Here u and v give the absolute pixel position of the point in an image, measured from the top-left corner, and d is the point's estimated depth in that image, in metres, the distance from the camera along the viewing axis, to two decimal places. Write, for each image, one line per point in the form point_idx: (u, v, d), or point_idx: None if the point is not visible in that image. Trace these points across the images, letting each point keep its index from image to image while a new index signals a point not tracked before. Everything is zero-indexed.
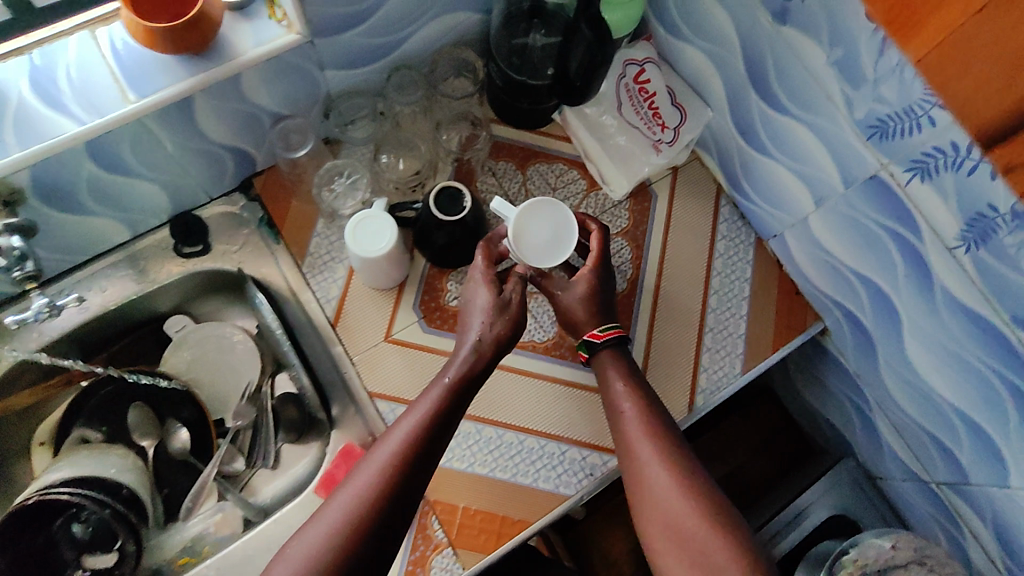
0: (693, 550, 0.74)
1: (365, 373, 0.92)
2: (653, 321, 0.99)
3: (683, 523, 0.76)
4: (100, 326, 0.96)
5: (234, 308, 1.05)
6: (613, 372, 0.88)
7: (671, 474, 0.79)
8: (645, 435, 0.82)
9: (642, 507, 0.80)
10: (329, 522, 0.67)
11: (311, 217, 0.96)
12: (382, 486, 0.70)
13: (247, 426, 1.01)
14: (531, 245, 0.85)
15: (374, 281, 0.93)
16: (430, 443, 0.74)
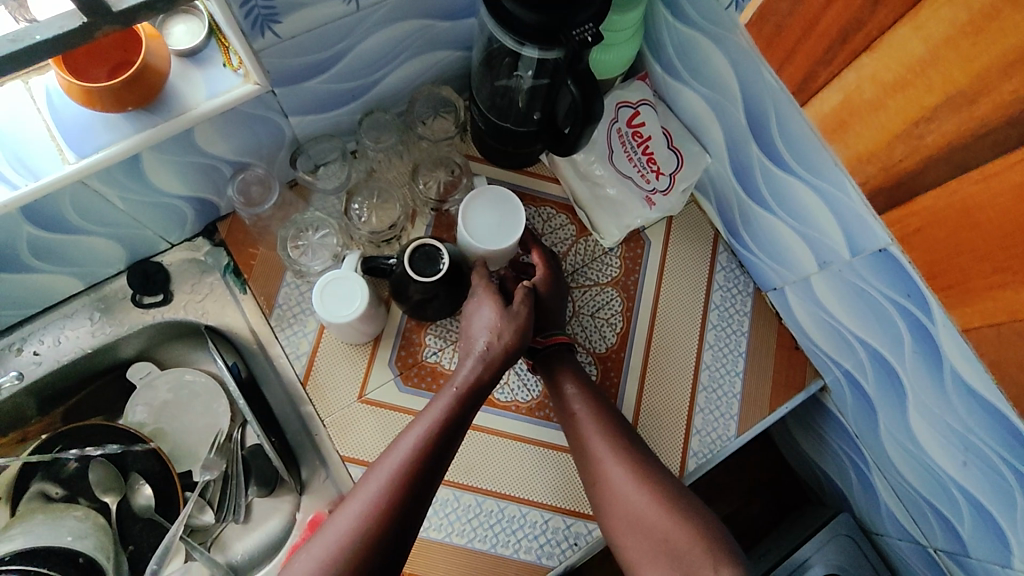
0: (661, 546, 0.73)
1: (335, 438, 0.85)
2: (644, 378, 0.92)
3: (645, 519, 0.75)
4: (57, 381, 0.90)
5: (202, 354, 0.98)
6: (564, 375, 0.85)
7: (635, 475, 0.78)
8: (599, 436, 0.81)
9: (605, 507, 0.78)
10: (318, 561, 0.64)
11: (280, 266, 0.89)
12: (375, 519, 0.65)
13: (218, 477, 0.92)
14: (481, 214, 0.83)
15: (347, 338, 0.85)
16: (425, 469, 0.69)
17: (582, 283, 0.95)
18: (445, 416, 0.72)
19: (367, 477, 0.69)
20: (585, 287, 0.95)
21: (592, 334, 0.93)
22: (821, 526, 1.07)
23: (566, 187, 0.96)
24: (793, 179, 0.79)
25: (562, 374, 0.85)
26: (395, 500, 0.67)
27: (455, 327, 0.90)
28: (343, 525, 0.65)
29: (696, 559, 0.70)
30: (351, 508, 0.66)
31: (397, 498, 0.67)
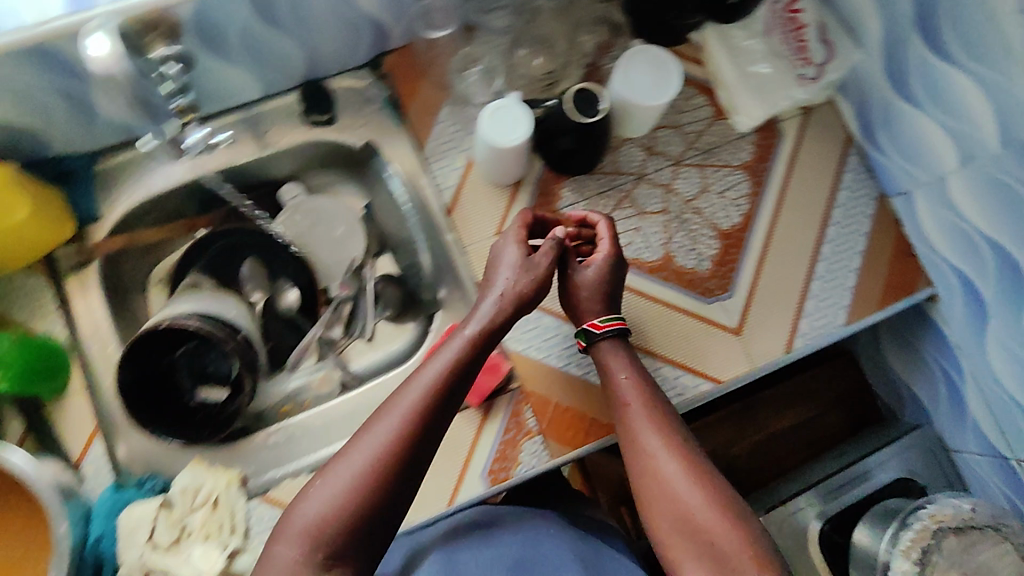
0: (706, 543, 0.70)
1: (474, 263, 0.92)
2: (762, 259, 0.95)
3: (696, 521, 0.71)
4: (218, 184, 0.96)
5: (347, 183, 1.05)
6: (615, 363, 0.83)
7: (682, 464, 0.75)
8: (648, 424, 0.78)
9: (652, 504, 0.74)
10: (340, 489, 0.64)
11: (439, 103, 0.95)
12: (406, 440, 0.66)
13: (350, 298, 1.02)
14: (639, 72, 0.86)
15: (495, 174, 0.91)
16: (449, 398, 0.70)
17: (714, 163, 0.97)
18: (461, 361, 0.72)
19: (395, 400, 0.69)
20: (716, 167, 0.97)
21: (717, 211, 0.96)
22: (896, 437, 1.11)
23: (710, 70, 0.99)
24: (951, 68, 0.82)
25: (615, 362, 0.83)
26: (422, 421, 0.68)
27: (591, 183, 0.95)
28: (373, 447, 0.66)
29: (738, 556, 0.68)
30: (384, 426, 0.67)
31: (424, 420, 0.68)
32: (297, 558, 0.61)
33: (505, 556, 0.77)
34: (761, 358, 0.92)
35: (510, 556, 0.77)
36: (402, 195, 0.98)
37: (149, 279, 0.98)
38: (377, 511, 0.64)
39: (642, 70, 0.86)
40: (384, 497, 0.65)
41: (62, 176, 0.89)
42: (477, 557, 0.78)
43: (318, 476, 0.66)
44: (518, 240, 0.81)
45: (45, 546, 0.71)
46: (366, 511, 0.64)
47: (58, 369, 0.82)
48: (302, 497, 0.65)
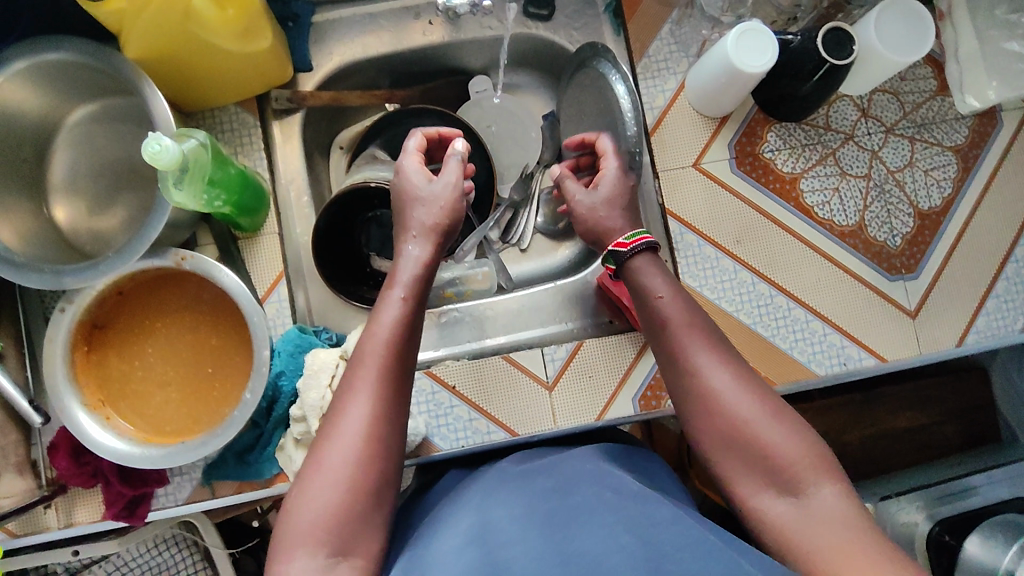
0: (760, 457, 0.59)
1: (666, 189, 0.90)
2: (953, 247, 0.92)
3: (773, 457, 0.59)
4: (422, 59, 0.95)
5: (536, 85, 1.04)
6: (653, 275, 0.70)
7: (744, 394, 0.62)
8: (696, 334, 0.65)
9: (695, 422, 0.63)
10: (335, 495, 0.56)
11: (663, 19, 0.91)
12: (379, 418, 0.59)
13: (516, 203, 1.03)
14: (893, 32, 0.82)
15: (712, 103, 0.87)
16: (403, 362, 0.63)
17: (925, 138, 0.93)
18: (403, 319, 0.65)
19: (351, 380, 0.61)
20: (927, 143, 0.93)
21: (919, 189, 0.92)
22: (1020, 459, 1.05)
23: (948, 41, 0.93)
24: None
25: (650, 271, 0.70)
26: (391, 391, 0.61)
27: (799, 133, 0.91)
28: (352, 436, 0.58)
29: (799, 465, 0.58)
30: (357, 412, 0.59)
31: (394, 385, 0.61)
32: (307, 569, 0.53)
33: (543, 496, 0.62)
34: (931, 345, 0.91)
35: (546, 500, 0.61)
36: (625, 98, 0.85)
37: (330, 143, 1.00)
38: (374, 498, 0.58)
39: (895, 27, 0.82)
40: (380, 483, 0.58)
41: (284, 19, 0.87)
42: (531, 486, 0.65)
43: (299, 484, 0.58)
44: (420, 161, 0.77)
45: (240, 369, 0.77)
46: (367, 501, 0.57)
47: (259, 205, 0.83)
48: (290, 509, 0.57)
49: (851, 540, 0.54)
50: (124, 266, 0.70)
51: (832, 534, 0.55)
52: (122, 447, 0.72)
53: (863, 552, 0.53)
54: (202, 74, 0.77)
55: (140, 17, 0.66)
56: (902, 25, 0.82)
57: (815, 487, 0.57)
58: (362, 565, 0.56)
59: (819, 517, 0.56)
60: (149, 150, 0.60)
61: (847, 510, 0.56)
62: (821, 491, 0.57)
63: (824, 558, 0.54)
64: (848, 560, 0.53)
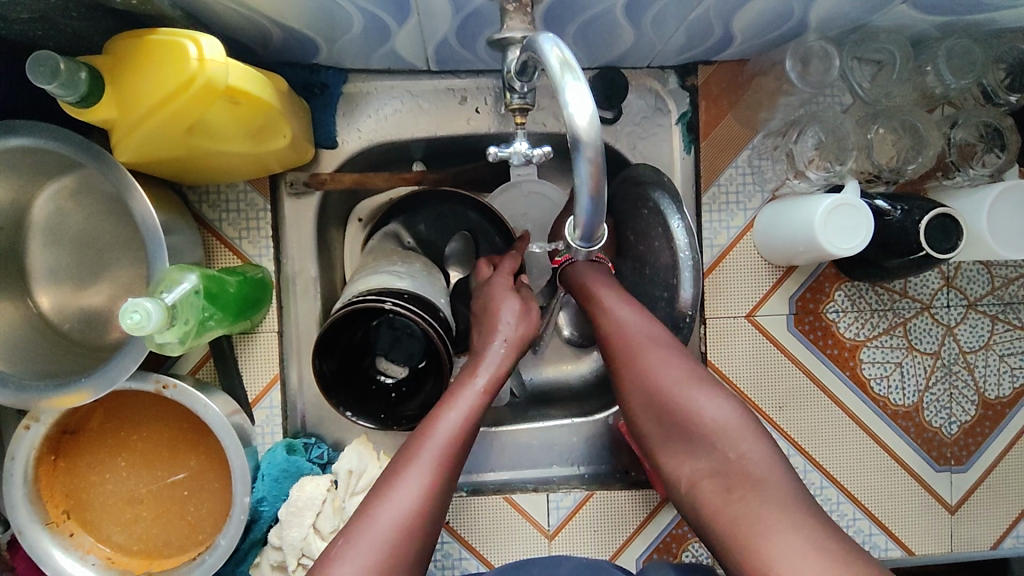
0: (693, 431, 0.57)
1: (711, 339, 0.81)
2: (1013, 443, 0.83)
3: (704, 430, 0.56)
4: (462, 142, 0.84)
5: None
6: (590, 273, 0.68)
7: (675, 373, 0.59)
8: (634, 322, 0.63)
9: (630, 406, 0.61)
10: (373, 553, 0.54)
11: (742, 145, 0.79)
12: (433, 484, 0.58)
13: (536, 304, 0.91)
14: (1000, 227, 0.71)
15: (780, 256, 0.77)
16: (467, 437, 0.63)
17: (1008, 320, 0.83)
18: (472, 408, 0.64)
19: (415, 449, 0.60)
20: (1009, 325, 0.83)
21: (990, 375, 0.83)
22: None
23: None
24: None
25: (588, 271, 0.68)
26: (449, 462, 0.60)
27: (870, 296, 0.81)
28: (404, 504, 0.57)
29: (732, 434, 0.55)
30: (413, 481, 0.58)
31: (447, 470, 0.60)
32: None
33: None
34: (965, 545, 0.83)
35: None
36: (684, 244, 0.72)
37: (349, 213, 0.90)
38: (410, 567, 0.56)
39: (1002, 221, 0.71)
40: (419, 554, 0.57)
41: (311, 86, 0.76)
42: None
43: (338, 539, 0.56)
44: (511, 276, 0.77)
45: (219, 495, 0.71)
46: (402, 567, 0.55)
47: (260, 299, 0.75)
48: (325, 559, 0.55)
49: (786, 507, 0.50)
50: (97, 390, 0.63)
51: (766, 503, 0.51)
52: (83, 573, 0.67)
53: (805, 525, 0.48)
54: (204, 167, 0.66)
55: (134, 130, 0.56)
56: (1010, 224, 0.71)
57: (749, 455, 0.54)
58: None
59: (750, 483, 0.52)
60: (128, 320, 0.52)
61: (785, 477, 0.53)
62: (749, 455, 0.54)
63: (761, 535, 0.49)
64: (788, 531, 0.48)
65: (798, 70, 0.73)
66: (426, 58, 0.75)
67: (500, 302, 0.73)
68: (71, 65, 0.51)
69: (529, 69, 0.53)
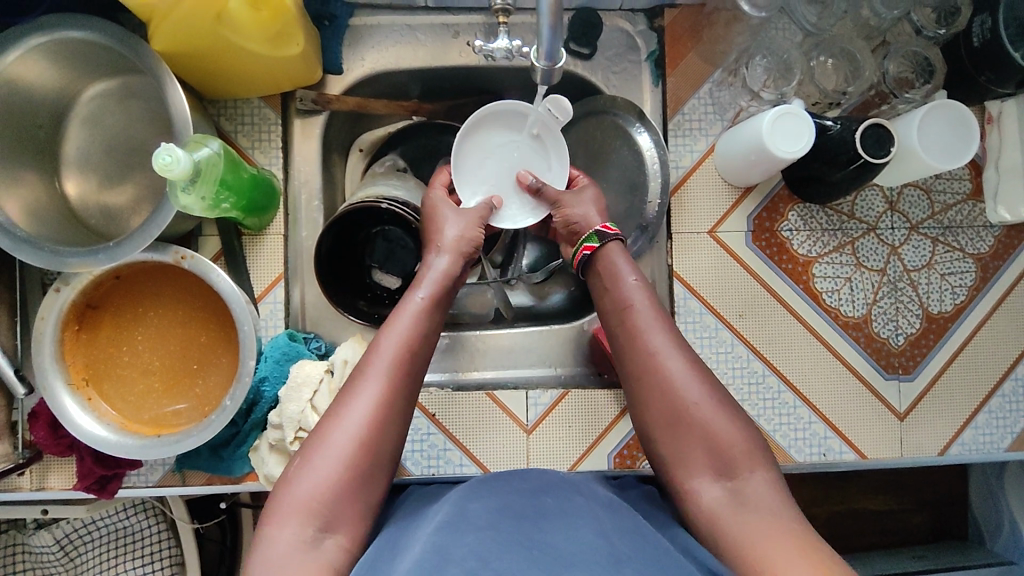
0: (702, 439, 0.65)
1: (676, 252, 0.89)
2: (956, 356, 0.91)
3: (717, 441, 0.64)
4: (454, 76, 0.93)
5: None
6: (621, 264, 0.75)
7: (693, 381, 0.67)
8: (656, 318, 0.71)
9: (644, 402, 0.68)
10: (334, 470, 0.60)
11: (704, 78, 0.88)
12: (389, 398, 0.63)
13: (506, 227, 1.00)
14: (932, 141, 0.79)
15: (736, 174, 0.86)
16: (417, 354, 0.67)
17: (948, 242, 0.91)
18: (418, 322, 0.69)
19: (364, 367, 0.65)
20: (949, 246, 0.91)
21: (933, 292, 0.91)
22: (975, 562, 1.05)
23: (991, 147, 0.90)
24: None
25: (620, 260, 0.75)
26: (404, 377, 0.65)
27: (820, 216, 0.90)
28: (359, 422, 0.62)
29: (738, 451, 0.63)
30: (367, 395, 0.63)
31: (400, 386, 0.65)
32: (295, 537, 0.57)
33: (518, 492, 0.67)
34: (913, 450, 0.90)
35: (521, 498, 0.66)
36: (653, 152, 0.88)
37: (351, 143, 0.99)
38: (365, 479, 0.61)
39: (931, 134, 0.79)
40: (375, 466, 0.62)
41: (321, 18, 0.85)
42: (507, 484, 0.69)
43: (302, 454, 0.61)
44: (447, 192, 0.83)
45: (225, 370, 0.78)
46: (358, 480, 0.61)
47: (268, 204, 0.83)
48: (288, 478, 0.60)
49: (779, 522, 0.58)
50: (124, 257, 0.71)
51: (761, 513, 0.59)
52: (99, 432, 0.73)
53: (808, 556, 0.54)
54: (227, 69, 0.76)
55: (173, 11, 0.65)
56: (938, 139, 0.79)
57: (751, 473, 0.62)
58: (342, 542, 0.59)
59: (750, 502, 0.61)
60: (159, 162, 0.60)
61: (777, 496, 0.61)
62: (753, 475, 0.62)
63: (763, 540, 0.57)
64: (796, 562, 0.54)
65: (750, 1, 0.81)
66: None
67: (449, 216, 0.79)
68: None
69: None
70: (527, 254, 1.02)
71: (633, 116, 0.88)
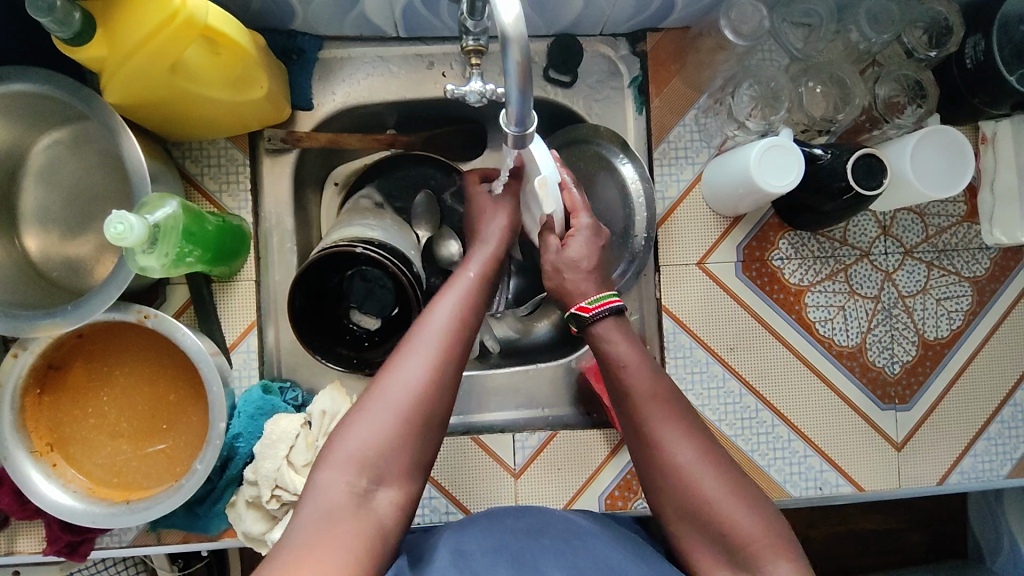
0: (719, 532, 0.60)
1: (665, 285, 0.86)
2: (952, 383, 0.88)
3: (737, 537, 0.59)
4: (431, 107, 0.90)
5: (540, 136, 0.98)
6: (616, 343, 0.70)
7: (700, 474, 0.61)
8: (658, 404, 0.65)
9: (657, 491, 0.63)
10: (390, 420, 0.58)
11: (689, 105, 0.85)
12: (443, 355, 0.62)
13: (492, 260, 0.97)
14: (926, 170, 0.77)
15: (723, 204, 0.83)
16: (466, 318, 0.65)
17: (943, 266, 0.89)
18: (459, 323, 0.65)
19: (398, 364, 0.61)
20: (944, 271, 0.89)
21: (928, 318, 0.88)
22: None
23: (985, 168, 0.87)
24: None
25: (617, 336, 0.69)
26: (458, 336, 0.64)
27: (812, 244, 0.87)
28: (410, 381, 0.59)
29: (758, 545, 0.58)
30: (424, 350, 0.61)
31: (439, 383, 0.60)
32: (347, 488, 0.55)
33: (514, 534, 0.65)
34: (911, 481, 0.88)
35: (517, 540, 0.63)
36: (637, 183, 0.85)
37: (325, 177, 0.95)
38: (422, 432, 0.59)
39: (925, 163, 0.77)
40: (433, 416, 0.60)
41: (288, 52, 0.82)
42: (501, 525, 0.67)
43: (356, 406, 0.59)
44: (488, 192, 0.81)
45: (197, 429, 0.75)
46: (416, 429, 0.58)
47: (238, 249, 0.79)
48: (342, 430, 0.58)
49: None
50: (84, 319, 0.67)
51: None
52: (66, 500, 0.69)
53: None
54: (188, 114, 0.72)
55: (122, 68, 0.61)
56: (931, 171, 0.77)
57: (775, 566, 0.56)
58: (394, 495, 0.57)
59: None
60: (112, 231, 0.56)
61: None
62: (778, 568, 0.56)
63: None
64: None
65: (732, 27, 0.79)
66: (396, 25, 0.82)
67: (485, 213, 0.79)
68: (67, 4, 0.56)
69: (477, 6, 0.60)
70: (511, 287, 0.99)
71: (616, 145, 0.85)
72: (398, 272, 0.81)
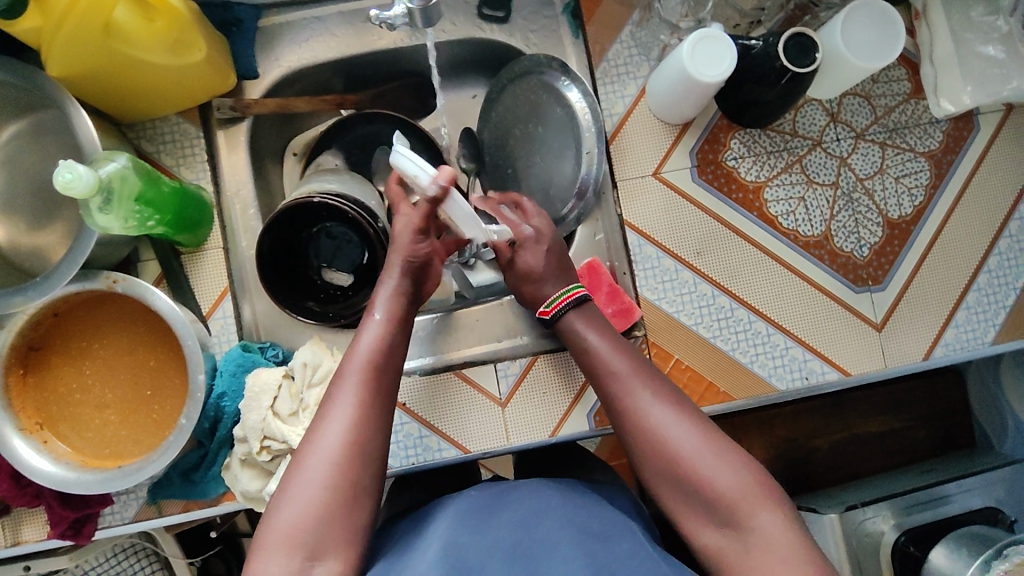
0: (700, 498, 0.60)
1: (624, 199, 0.87)
2: (923, 259, 0.89)
3: (719, 499, 0.59)
4: (374, 62, 0.92)
5: (477, 76, 1.00)
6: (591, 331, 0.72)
7: (690, 438, 0.62)
8: (636, 375, 0.67)
9: (639, 461, 0.64)
10: (314, 496, 0.58)
11: (622, 22, 0.87)
12: (360, 425, 0.61)
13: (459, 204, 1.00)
14: (853, 44, 0.78)
15: (667, 111, 0.84)
16: (383, 380, 0.65)
17: (896, 144, 0.89)
18: (363, 394, 0.63)
19: (301, 459, 0.60)
20: (899, 148, 0.89)
21: (890, 197, 0.89)
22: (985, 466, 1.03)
23: (922, 41, 0.89)
24: None
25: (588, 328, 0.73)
26: (374, 397, 0.63)
27: (763, 139, 0.88)
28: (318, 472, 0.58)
29: (736, 504, 0.58)
30: (340, 420, 0.61)
31: (351, 465, 0.59)
32: (283, 568, 0.55)
33: (507, 526, 0.63)
34: (897, 359, 0.88)
35: (509, 533, 0.62)
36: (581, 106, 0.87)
37: (284, 148, 0.98)
38: (351, 500, 0.59)
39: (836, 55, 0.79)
40: (360, 485, 0.59)
41: (227, 24, 0.84)
42: (493, 519, 0.65)
43: (280, 489, 0.59)
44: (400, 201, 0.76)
45: (180, 390, 0.76)
46: (343, 502, 0.58)
47: (201, 220, 0.81)
48: (270, 515, 0.58)
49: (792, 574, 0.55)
50: (54, 290, 0.68)
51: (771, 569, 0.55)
52: (58, 472, 0.71)
53: None
54: (134, 87, 0.74)
55: (58, 35, 0.65)
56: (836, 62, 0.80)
57: (759, 522, 0.58)
58: (335, 566, 0.56)
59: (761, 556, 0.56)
60: (61, 179, 0.59)
61: (790, 541, 0.57)
62: (761, 525, 0.58)
63: None
64: None
65: None
66: None
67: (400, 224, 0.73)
68: None
69: None
70: None
71: (558, 71, 0.88)
72: (358, 216, 0.83)
